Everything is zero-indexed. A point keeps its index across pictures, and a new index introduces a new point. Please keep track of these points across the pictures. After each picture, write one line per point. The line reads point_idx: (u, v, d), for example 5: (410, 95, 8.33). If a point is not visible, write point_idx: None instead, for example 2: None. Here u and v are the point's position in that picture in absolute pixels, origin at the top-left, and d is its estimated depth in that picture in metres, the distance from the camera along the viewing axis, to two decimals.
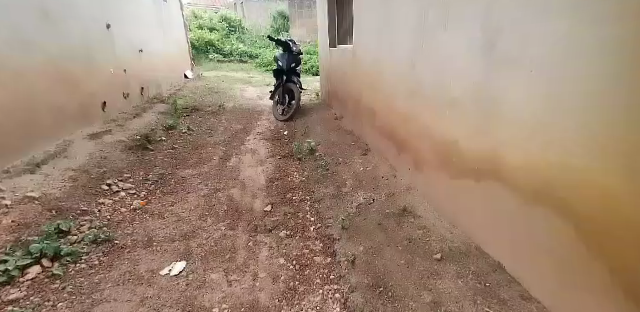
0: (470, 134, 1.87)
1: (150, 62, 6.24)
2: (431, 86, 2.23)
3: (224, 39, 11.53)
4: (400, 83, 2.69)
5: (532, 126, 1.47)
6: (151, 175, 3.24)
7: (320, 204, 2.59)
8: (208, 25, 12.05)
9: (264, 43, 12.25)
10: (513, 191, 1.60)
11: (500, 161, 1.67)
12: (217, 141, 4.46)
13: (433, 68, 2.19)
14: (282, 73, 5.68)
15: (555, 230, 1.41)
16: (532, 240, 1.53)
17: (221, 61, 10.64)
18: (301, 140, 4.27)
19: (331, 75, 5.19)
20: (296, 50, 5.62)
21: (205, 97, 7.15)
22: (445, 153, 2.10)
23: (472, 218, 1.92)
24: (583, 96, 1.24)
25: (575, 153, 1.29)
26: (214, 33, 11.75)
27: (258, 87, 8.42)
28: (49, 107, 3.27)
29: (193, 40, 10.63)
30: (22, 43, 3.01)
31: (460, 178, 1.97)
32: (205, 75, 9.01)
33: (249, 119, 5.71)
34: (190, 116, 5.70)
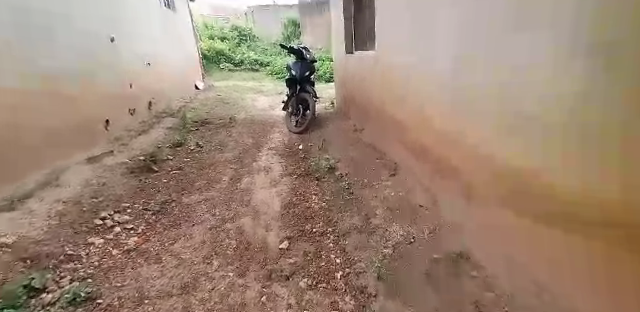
0: (482, 135, 1.83)
1: (158, 74, 5.95)
2: (440, 87, 2.21)
3: (235, 48, 11.28)
4: (416, 89, 2.54)
5: (540, 122, 1.47)
6: (152, 203, 2.86)
7: (346, 242, 2.19)
8: (219, 34, 11.83)
9: (275, 51, 11.95)
10: (530, 192, 1.55)
11: (510, 161, 1.65)
12: (227, 158, 4.09)
13: (441, 69, 2.18)
14: (295, 83, 5.30)
15: (569, 229, 1.39)
16: (552, 243, 1.47)
17: (233, 70, 10.36)
18: (319, 156, 3.87)
19: (348, 82, 4.77)
20: (310, 57, 5.23)
21: (216, 108, 6.83)
22: (461, 157, 2.02)
23: (490, 225, 1.82)
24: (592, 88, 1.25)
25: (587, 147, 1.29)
26: (224, 42, 11.52)
27: (271, 96, 8.07)
28: (50, 117, 2.86)
29: (204, 50, 10.39)
30: (22, 45, 2.70)
31: (479, 185, 1.88)
32: (216, 85, 8.72)
33: (261, 131, 5.35)
34: (200, 130, 5.36)
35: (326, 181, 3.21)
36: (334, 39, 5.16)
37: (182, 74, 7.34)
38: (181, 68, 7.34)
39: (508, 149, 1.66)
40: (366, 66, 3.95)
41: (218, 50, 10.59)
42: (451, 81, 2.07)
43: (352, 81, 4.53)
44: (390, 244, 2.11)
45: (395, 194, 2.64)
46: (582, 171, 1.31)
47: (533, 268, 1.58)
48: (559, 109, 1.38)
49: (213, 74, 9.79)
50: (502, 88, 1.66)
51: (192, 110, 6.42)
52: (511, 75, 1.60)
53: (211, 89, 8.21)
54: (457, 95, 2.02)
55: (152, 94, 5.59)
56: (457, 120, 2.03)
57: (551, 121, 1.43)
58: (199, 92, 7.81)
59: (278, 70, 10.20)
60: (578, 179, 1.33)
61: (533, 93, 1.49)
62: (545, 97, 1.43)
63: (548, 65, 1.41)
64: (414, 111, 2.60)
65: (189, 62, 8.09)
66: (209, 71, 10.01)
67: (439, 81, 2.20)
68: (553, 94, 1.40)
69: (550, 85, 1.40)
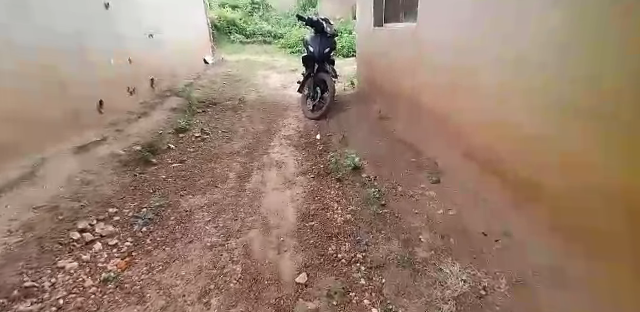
0: (506, 126, 1.95)
1: (164, 48, 5.43)
2: (471, 71, 2.30)
3: (247, 18, 10.57)
4: (450, 75, 2.56)
5: (554, 117, 1.60)
6: (146, 207, 2.37)
7: (386, 287, 1.71)
8: (231, 4, 11.14)
9: (290, 22, 11.18)
10: (542, 183, 1.68)
11: (533, 142, 1.75)
12: (234, 148, 3.59)
13: (475, 60, 2.25)
14: (312, 61, 4.71)
15: (576, 204, 1.48)
16: (553, 234, 1.61)
17: (244, 43, 9.71)
18: (340, 150, 3.35)
19: (374, 61, 4.17)
20: (330, 32, 4.61)
21: (225, 87, 6.30)
22: (486, 146, 2.12)
23: (518, 217, 1.84)
24: (597, 64, 1.36)
25: (591, 121, 1.39)
26: (236, 12, 10.80)
27: (285, 74, 7.46)
28: (47, 122, 2.51)
29: (214, 20, 9.70)
30: (24, 46, 2.35)
31: (500, 174, 1.99)
32: (226, 59, 8.12)
33: (275, 117, 4.85)
34: (207, 113, 4.87)
35: (351, 185, 2.69)
36: (359, 11, 4.53)
37: (191, 48, 6.76)
38: (189, 40, 6.74)
39: (532, 130, 1.75)
40: (400, 44, 3.42)
41: (230, 21, 9.89)
42: (483, 65, 2.18)
43: (378, 61, 4.02)
44: (450, 296, 1.67)
45: (445, 213, 2.23)
46: (588, 145, 1.40)
47: (552, 258, 1.60)
48: (565, 103, 1.53)
49: (224, 47, 9.15)
50: (530, 68, 1.76)
51: (200, 89, 5.88)
52: (535, 69, 1.72)
53: (222, 64, 7.62)
54: (489, 77, 2.12)
55: (156, 71, 5.04)
56: (488, 104, 2.12)
57: (558, 115, 1.58)
58: (208, 68, 7.24)
59: (292, 44, 9.51)
60: (584, 153, 1.43)
61: (556, 90, 1.58)
62: (565, 89, 1.52)
63: (571, 56, 1.49)
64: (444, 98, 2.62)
65: (200, 33, 7.44)
66: (220, 44, 9.36)
67: (472, 64, 2.28)
68: (564, 90, 1.53)
69: (569, 84, 1.50)
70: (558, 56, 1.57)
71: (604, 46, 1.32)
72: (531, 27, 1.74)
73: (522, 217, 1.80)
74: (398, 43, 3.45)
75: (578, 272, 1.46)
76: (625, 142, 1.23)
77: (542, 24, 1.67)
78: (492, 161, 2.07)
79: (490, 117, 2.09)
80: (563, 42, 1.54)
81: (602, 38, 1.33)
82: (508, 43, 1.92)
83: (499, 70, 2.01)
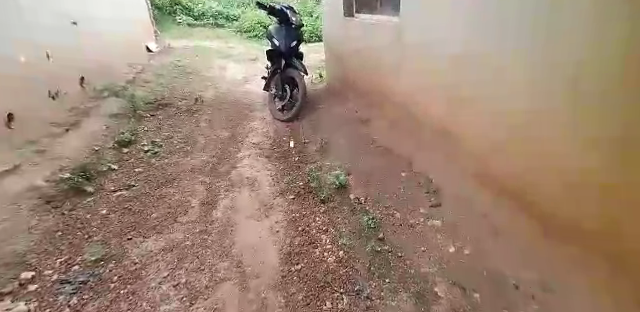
0: (505, 122, 2.07)
1: (90, 40, 4.66)
2: (458, 68, 2.37)
3: None
4: (434, 70, 2.59)
5: (562, 115, 1.74)
6: (77, 267, 1.84)
7: None
8: None
9: (241, 4, 10.38)
10: (550, 176, 1.85)
11: (523, 143, 1.98)
12: (196, 165, 3.27)
13: (465, 56, 2.30)
14: (279, 56, 4.42)
15: (570, 199, 1.76)
16: (564, 222, 1.81)
17: (192, 26, 8.85)
18: (318, 168, 3.08)
19: (345, 53, 3.84)
20: (296, 23, 4.29)
21: (175, 81, 5.65)
22: (485, 142, 2.24)
23: (511, 209, 2.11)
24: (588, 81, 1.58)
25: (583, 130, 1.65)
26: None
27: (242, 64, 6.85)
28: None
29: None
30: None
31: (502, 169, 2.13)
32: (173, 46, 7.30)
33: (238, 121, 4.50)
34: (157, 117, 4.30)
35: (341, 217, 2.35)
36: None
37: (127, 37, 5.93)
38: (124, 28, 5.91)
39: (520, 134, 1.99)
40: (380, 41, 3.18)
41: (173, 0, 8.91)
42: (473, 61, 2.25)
43: (349, 53, 3.74)
44: None
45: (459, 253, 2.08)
46: (581, 151, 1.67)
47: (547, 248, 1.91)
48: (574, 103, 1.67)
49: (169, 31, 8.23)
50: (518, 74, 1.94)
51: (144, 86, 5.18)
52: (537, 69, 1.83)
53: (168, 53, 6.84)
54: (473, 79, 2.27)
55: (85, 67, 4.28)
56: (473, 105, 2.30)
57: (566, 113, 1.72)
58: (153, 57, 6.45)
59: (247, 28, 8.79)
60: (575, 155, 1.71)
61: (564, 90, 1.71)
62: (573, 90, 1.66)
63: (578, 61, 1.61)
64: (431, 93, 2.66)
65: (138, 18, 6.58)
66: (164, 27, 8.40)
67: (454, 60, 2.40)
68: (573, 91, 1.66)
69: (577, 85, 1.64)
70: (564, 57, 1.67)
71: (597, 65, 1.52)
72: (520, 36, 1.89)
73: (536, 213, 1.95)
74: (380, 37, 3.12)
75: (571, 256, 1.80)
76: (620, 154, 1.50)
77: (532, 35, 1.82)
78: (493, 157, 2.18)
79: (486, 114, 2.21)
80: (566, 45, 1.65)
81: (591, 60, 1.55)
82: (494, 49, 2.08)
83: (484, 75, 2.18)
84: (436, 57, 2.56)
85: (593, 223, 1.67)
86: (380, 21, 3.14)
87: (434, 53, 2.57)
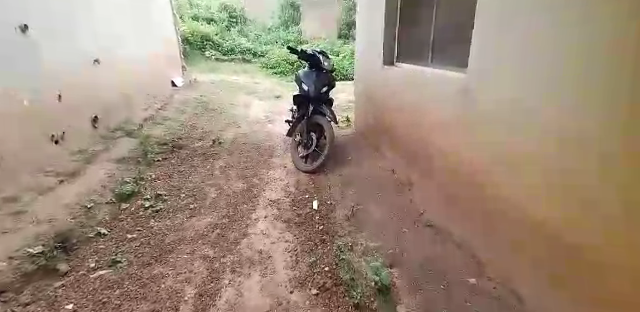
0: (519, 168, 2.08)
1: (113, 76, 4.35)
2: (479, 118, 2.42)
3: (224, 33, 9.58)
4: (465, 122, 2.57)
5: (562, 153, 1.77)
6: None
7: None
8: (205, 16, 10.17)
9: (269, 40, 10.33)
10: (555, 219, 1.84)
11: (536, 168, 1.95)
12: (200, 230, 2.72)
13: (483, 105, 2.36)
14: (306, 101, 4.02)
15: (584, 214, 1.67)
16: (573, 264, 1.76)
17: (220, 61, 8.71)
18: (351, 253, 2.58)
19: (396, 96, 3.59)
20: (328, 67, 3.95)
21: (197, 119, 5.29)
22: (502, 194, 2.23)
23: (536, 244, 1.99)
24: (588, 85, 1.62)
25: (592, 134, 1.61)
26: (211, 26, 9.83)
27: (267, 101, 6.48)
28: None
29: (187, 34, 8.60)
30: None
31: (517, 219, 2.11)
32: (198, 80, 7.06)
33: (257, 172, 4.02)
34: (167, 161, 3.85)
35: None
36: (376, 34, 4.00)
37: (152, 68, 5.62)
38: (150, 58, 5.60)
39: (537, 159, 1.94)
40: (439, 97, 2.87)
41: (204, 35, 8.78)
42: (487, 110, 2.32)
43: (400, 96, 3.52)
44: None
45: None
46: (578, 179, 1.70)
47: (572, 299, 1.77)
48: (571, 137, 1.72)
49: (196, 65, 8.06)
50: (534, 96, 1.95)
51: (162, 124, 4.83)
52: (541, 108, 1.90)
53: (193, 88, 6.59)
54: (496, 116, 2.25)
55: (101, 104, 3.91)
56: (491, 154, 2.31)
57: (566, 151, 1.75)
58: (177, 92, 6.24)
59: (274, 64, 8.57)
60: (581, 165, 1.67)
61: (567, 123, 1.74)
62: (572, 125, 1.71)
63: (572, 92, 1.70)
64: (465, 149, 2.57)
65: (167, 52, 6.35)
66: (192, 61, 8.25)
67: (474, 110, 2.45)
68: (571, 125, 1.72)
69: (575, 119, 1.69)
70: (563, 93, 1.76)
71: (591, 95, 1.60)
72: (533, 61, 1.94)
73: (547, 259, 1.91)
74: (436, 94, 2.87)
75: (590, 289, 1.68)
76: (606, 158, 1.54)
77: (543, 55, 1.88)
78: (510, 207, 2.18)
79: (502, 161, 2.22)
80: (564, 80, 1.75)
81: (581, 72, 1.65)
82: (509, 74, 2.12)
83: (503, 101, 2.18)
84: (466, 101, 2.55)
85: (597, 240, 1.61)
86: (437, 72, 2.88)
87: (465, 98, 2.55)
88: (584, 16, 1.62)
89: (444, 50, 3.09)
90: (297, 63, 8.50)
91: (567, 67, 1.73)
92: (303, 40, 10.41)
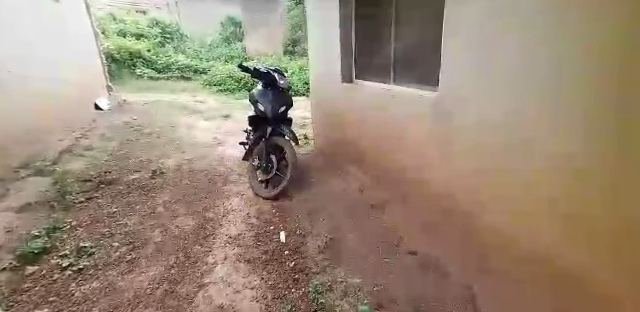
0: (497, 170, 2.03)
1: (16, 104, 3.74)
2: (449, 120, 2.33)
3: (157, 50, 8.86)
4: (437, 128, 2.43)
5: (545, 155, 1.75)
6: None
7: None
8: (134, 32, 9.28)
9: (210, 57, 9.79)
10: (543, 221, 1.83)
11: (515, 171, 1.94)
12: (138, 287, 2.26)
13: (455, 107, 2.27)
14: (263, 123, 3.80)
15: (572, 212, 1.68)
16: (560, 263, 1.77)
17: (155, 79, 8.02)
18: (331, 295, 2.21)
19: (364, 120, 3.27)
20: (285, 86, 3.74)
21: (130, 146, 4.65)
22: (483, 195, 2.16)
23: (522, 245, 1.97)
24: (573, 88, 1.59)
25: (572, 133, 1.62)
26: (142, 42, 9.06)
27: (213, 120, 5.96)
28: None
29: (112, 50, 7.60)
30: None
31: (500, 220, 2.07)
32: (130, 101, 6.35)
33: (210, 203, 3.55)
34: (91, 202, 3.30)
35: None
36: (332, 46, 3.65)
37: (72, 91, 5.01)
38: (70, 79, 5.00)
39: (516, 160, 1.91)
40: (411, 116, 2.68)
41: (133, 52, 7.94)
42: (460, 111, 2.24)
43: (368, 117, 3.20)
44: None
45: None
46: (565, 181, 1.68)
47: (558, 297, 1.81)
48: (553, 140, 1.70)
49: (128, 86, 7.29)
50: (507, 99, 1.93)
51: (83, 156, 4.21)
52: (517, 108, 1.86)
53: (125, 111, 5.88)
54: (468, 117, 2.19)
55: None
56: (467, 155, 2.24)
57: (549, 153, 1.73)
58: (103, 116, 5.53)
59: (217, 81, 8.04)
60: (567, 167, 1.66)
61: (548, 126, 1.72)
62: (553, 127, 1.69)
63: (554, 95, 1.67)
64: (439, 154, 2.45)
65: (90, 68, 5.68)
66: (122, 82, 7.45)
67: (444, 111, 2.35)
68: (552, 127, 1.70)
69: (556, 121, 1.68)
70: (543, 97, 1.73)
71: (574, 99, 1.59)
72: (510, 62, 1.87)
73: (532, 259, 1.91)
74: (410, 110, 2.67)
75: (577, 287, 1.71)
76: (596, 165, 1.54)
77: (513, 58, 1.85)
78: (493, 210, 2.12)
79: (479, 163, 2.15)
80: (544, 83, 1.71)
81: (564, 74, 1.62)
82: (478, 80, 2.09)
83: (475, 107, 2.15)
84: (434, 102, 2.44)
85: (590, 243, 1.62)
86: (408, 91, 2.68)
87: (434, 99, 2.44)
88: (559, 17, 1.61)
89: (411, 64, 2.99)
90: (242, 80, 8.07)
91: (542, 69, 1.72)
92: (246, 57, 10.01)
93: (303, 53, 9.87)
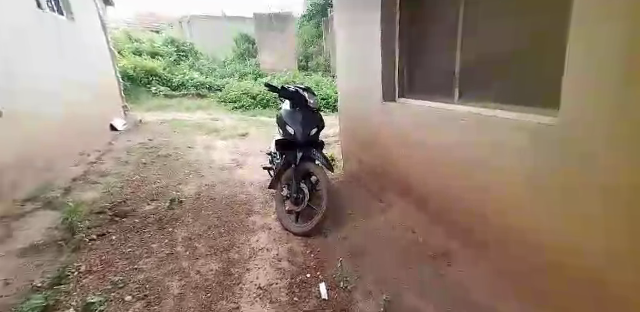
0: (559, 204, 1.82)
1: (29, 123, 3.42)
2: (510, 160, 2.11)
3: (172, 67, 8.65)
4: (516, 170, 2.07)
5: (612, 179, 1.55)
6: None
7: None
8: (149, 49, 9.09)
9: (226, 74, 9.49)
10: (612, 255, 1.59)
11: (533, 199, 1.98)
12: None
13: (515, 146, 2.06)
14: (291, 146, 3.32)
15: (586, 229, 1.70)
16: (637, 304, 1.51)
17: (170, 96, 7.74)
18: None
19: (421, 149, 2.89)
20: (314, 105, 3.36)
21: (143, 170, 4.28)
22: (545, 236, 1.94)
23: (547, 269, 1.94)
24: None
25: (635, 166, 1.45)
26: (157, 60, 8.89)
27: (230, 140, 5.57)
28: None
29: (127, 69, 7.51)
30: None
31: (563, 261, 1.84)
32: (145, 121, 6.05)
33: (234, 239, 3.11)
34: (102, 239, 2.91)
35: None
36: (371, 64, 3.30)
37: (90, 106, 4.85)
38: (87, 95, 4.83)
39: (579, 189, 1.71)
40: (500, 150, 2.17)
41: (149, 69, 7.78)
42: (518, 149, 2.04)
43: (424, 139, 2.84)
44: None
45: None
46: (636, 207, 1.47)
47: None
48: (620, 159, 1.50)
49: (143, 104, 7.02)
50: (523, 133, 1.99)
51: (97, 182, 3.88)
52: (578, 132, 1.68)
53: (138, 131, 5.57)
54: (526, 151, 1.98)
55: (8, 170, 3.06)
56: (524, 194, 2.04)
57: (618, 177, 1.52)
58: (117, 139, 5.24)
59: (233, 98, 7.69)
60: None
61: (615, 145, 1.52)
62: (623, 146, 1.49)
63: (623, 111, 1.48)
64: (509, 198, 2.15)
65: (104, 86, 5.40)
66: (136, 100, 7.19)
67: (505, 150, 2.13)
68: (620, 146, 1.50)
69: (626, 139, 1.48)
70: (608, 114, 1.53)
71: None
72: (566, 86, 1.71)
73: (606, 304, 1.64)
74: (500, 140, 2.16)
75: None
76: None
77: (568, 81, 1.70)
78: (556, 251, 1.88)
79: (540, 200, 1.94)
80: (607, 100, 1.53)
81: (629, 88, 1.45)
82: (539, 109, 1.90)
83: (531, 137, 1.95)
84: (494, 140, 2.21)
85: None
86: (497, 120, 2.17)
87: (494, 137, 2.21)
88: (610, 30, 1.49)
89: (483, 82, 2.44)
90: (259, 96, 7.67)
91: (599, 90, 1.56)
92: (261, 72, 9.62)
93: (316, 68, 9.52)
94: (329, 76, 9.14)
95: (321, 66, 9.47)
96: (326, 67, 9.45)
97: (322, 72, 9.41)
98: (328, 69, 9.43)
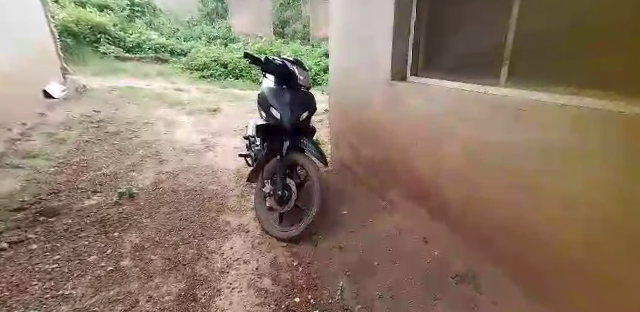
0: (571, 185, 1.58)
1: None
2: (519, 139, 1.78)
3: (126, 25, 7.47)
4: (529, 150, 1.74)
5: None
6: None
7: None
8: (96, 2, 7.78)
9: (190, 38, 8.40)
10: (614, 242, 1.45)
11: (545, 188, 1.71)
12: None
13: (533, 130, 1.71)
14: (275, 131, 2.64)
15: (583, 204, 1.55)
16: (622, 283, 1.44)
17: (122, 59, 6.66)
18: None
19: (440, 142, 2.32)
20: (305, 83, 2.65)
21: (85, 151, 3.44)
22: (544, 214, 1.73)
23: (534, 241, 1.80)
24: None
25: None
26: (106, 15, 7.63)
27: (196, 115, 4.75)
28: None
29: (69, 24, 6.33)
30: None
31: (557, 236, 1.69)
32: (91, 87, 5.05)
33: (201, 246, 2.44)
34: (16, 250, 2.18)
35: None
36: (380, 26, 2.60)
37: (12, 74, 3.84)
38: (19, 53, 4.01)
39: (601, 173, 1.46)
40: (518, 137, 1.78)
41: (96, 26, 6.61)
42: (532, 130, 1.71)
43: (442, 127, 2.28)
44: None
45: None
46: None
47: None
48: None
49: (89, 68, 5.93)
50: (537, 109, 1.68)
51: (20, 167, 3.02)
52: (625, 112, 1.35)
53: (80, 100, 4.60)
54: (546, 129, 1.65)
55: None
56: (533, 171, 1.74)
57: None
58: (52, 108, 4.28)
59: (200, 65, 6.75)
60: None
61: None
62: None
63: None
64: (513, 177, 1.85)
65: (37, 45, 4.37)
66: (81, 62, 6.08)
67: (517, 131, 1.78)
68: None
69: None
70: None
71: None
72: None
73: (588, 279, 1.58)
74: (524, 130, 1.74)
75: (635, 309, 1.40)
76: None
77: None
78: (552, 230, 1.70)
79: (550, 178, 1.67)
80: None
81: None
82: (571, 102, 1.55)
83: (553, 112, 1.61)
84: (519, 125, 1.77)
85: None
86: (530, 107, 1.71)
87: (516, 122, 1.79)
88: None
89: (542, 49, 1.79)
90: (230, 65, 6.77)
91: None
92: (231, 37, 8.59)
93: (293, 35, 8.67)
94: (307, 45, 8.34)
95: (297, 33, 8.64)
96: (304, 35, 8.64)
97: (299, 41, 8.58)
98: (305, 38, 8.63)
